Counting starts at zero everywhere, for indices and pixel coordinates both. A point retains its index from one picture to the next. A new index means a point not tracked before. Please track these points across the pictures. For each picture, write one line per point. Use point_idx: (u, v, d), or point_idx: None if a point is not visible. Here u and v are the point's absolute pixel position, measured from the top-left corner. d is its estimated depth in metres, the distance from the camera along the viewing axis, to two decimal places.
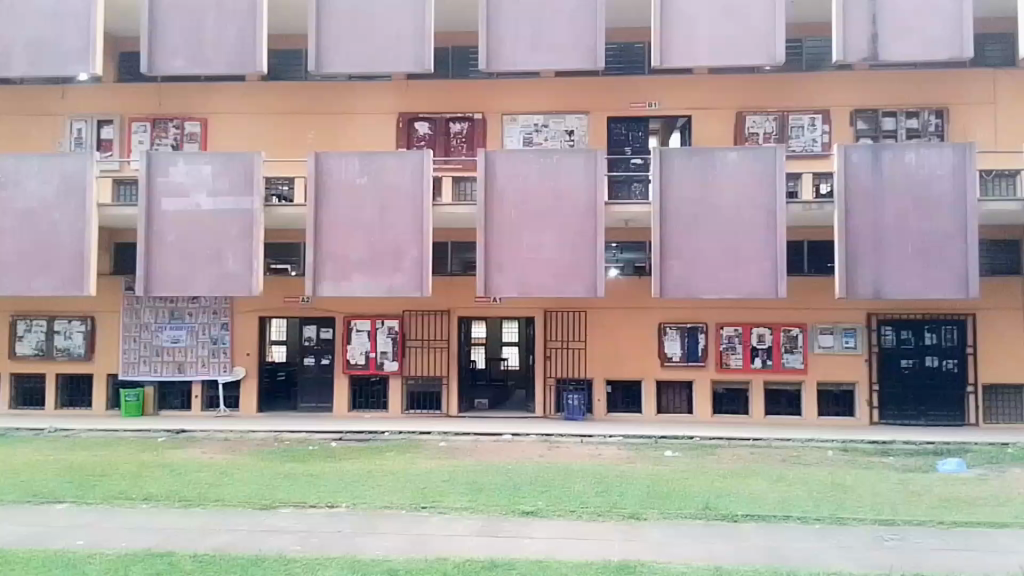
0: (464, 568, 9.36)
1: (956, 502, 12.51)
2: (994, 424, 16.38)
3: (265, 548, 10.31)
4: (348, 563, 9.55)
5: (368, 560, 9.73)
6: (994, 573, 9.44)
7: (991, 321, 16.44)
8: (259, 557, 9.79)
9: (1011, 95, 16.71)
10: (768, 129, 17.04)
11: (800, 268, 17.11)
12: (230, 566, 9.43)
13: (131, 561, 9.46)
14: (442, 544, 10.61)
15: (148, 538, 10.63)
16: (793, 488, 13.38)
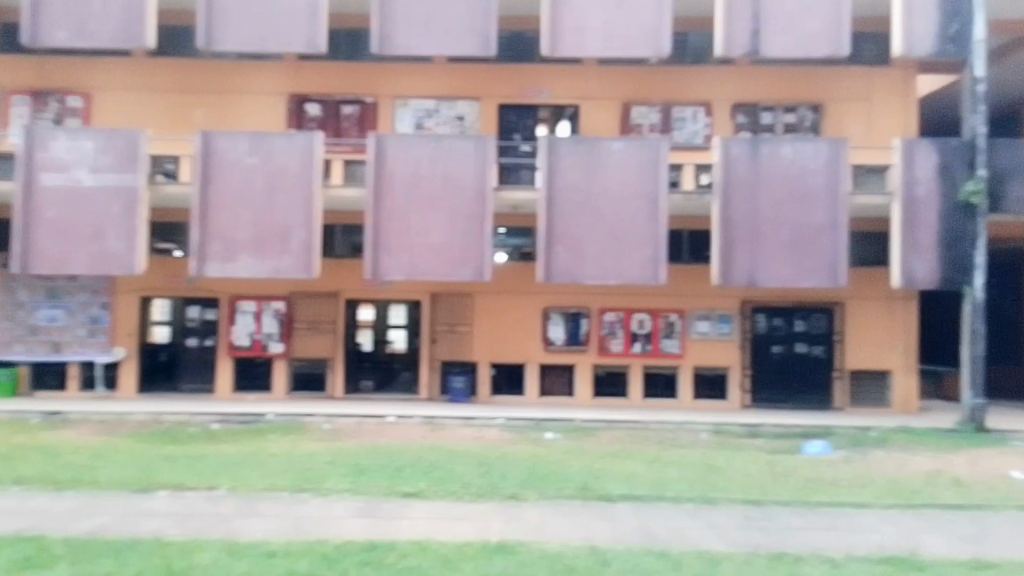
0: (342, 550, 8.88)
1: (821, 483, 12.58)
2: (859, 407, 17.26)
3: (139, 532, 9.69)
4: (225, 546, 9.03)
5: (247, 542, 9.22)
6: (854, 552, 9.53)
7: (859, 309, 17.21)
8: (134, 540, 9.27)
9: (884, 92, 17.25)
10: (652, 121, 17.49)
11: (679, 256, 17.67)
12: (102, 549, 8.89)
13: (1, 546, 8.88)
14: (321, 526, 10.04)
15: (20, 520, 10.07)
16: (667, 469, 13.35)
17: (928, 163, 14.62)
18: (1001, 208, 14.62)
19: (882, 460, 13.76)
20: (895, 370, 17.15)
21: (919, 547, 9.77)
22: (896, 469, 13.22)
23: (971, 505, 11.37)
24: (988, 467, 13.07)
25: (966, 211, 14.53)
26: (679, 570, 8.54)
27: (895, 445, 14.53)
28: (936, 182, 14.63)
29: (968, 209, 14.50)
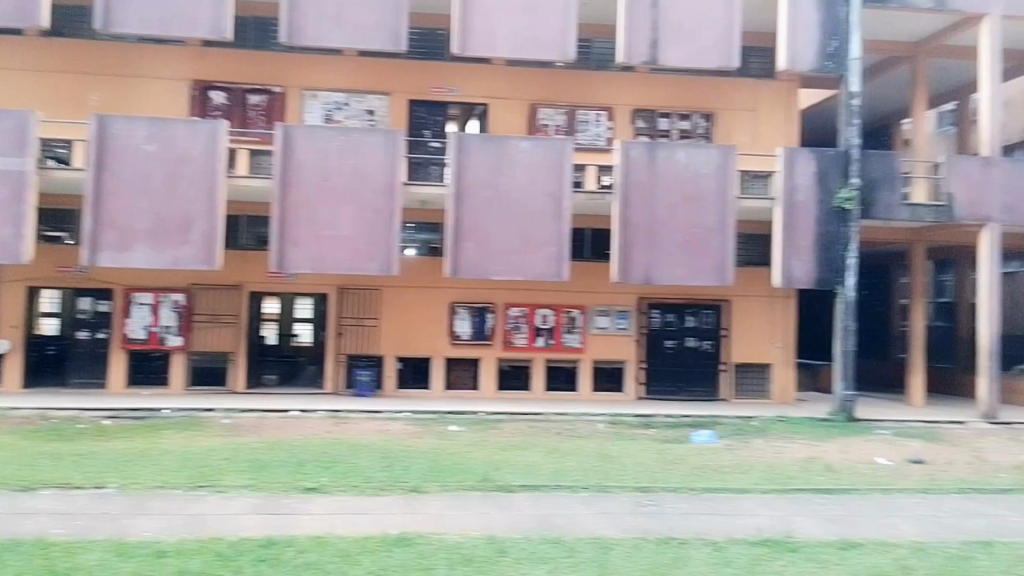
0: (238, 548, 8.92)
1: (708, 471, 13.47)
2: (744, 398, 18.45)
3: (19, 533, 9.38)
4: (112, 546, 8.90)
5: (135, 542, 9.10)
6: (732, 535, 10.33)
7: (744, 306, 18.39)
8: (14, 542, 8.98)
9: (770, 104, 18.43)
10: (558, 122, 18.09)
11: (581, 254, 18.39)
12: None
13: None
14: (217, 523, 9.97)
15: None
16: (565, 460, 13.93)
17: (808, 171, 15.58)
18: (871, 214, 15.61)
19: (762, 448, 14.79)
20: (774, 363, 18.42)
21: (793, 530, 10.68)
22: (774, 457, 14.27)
23: (836, 489, 12.49)
24: (855, 453, 14.32)
25: (840, 216, 15.53)
26: (573, 557, 9.07)
27: (774, 434, 15.62)
28: (814, 188, 15.59)
29: (843, 215, 15.50)
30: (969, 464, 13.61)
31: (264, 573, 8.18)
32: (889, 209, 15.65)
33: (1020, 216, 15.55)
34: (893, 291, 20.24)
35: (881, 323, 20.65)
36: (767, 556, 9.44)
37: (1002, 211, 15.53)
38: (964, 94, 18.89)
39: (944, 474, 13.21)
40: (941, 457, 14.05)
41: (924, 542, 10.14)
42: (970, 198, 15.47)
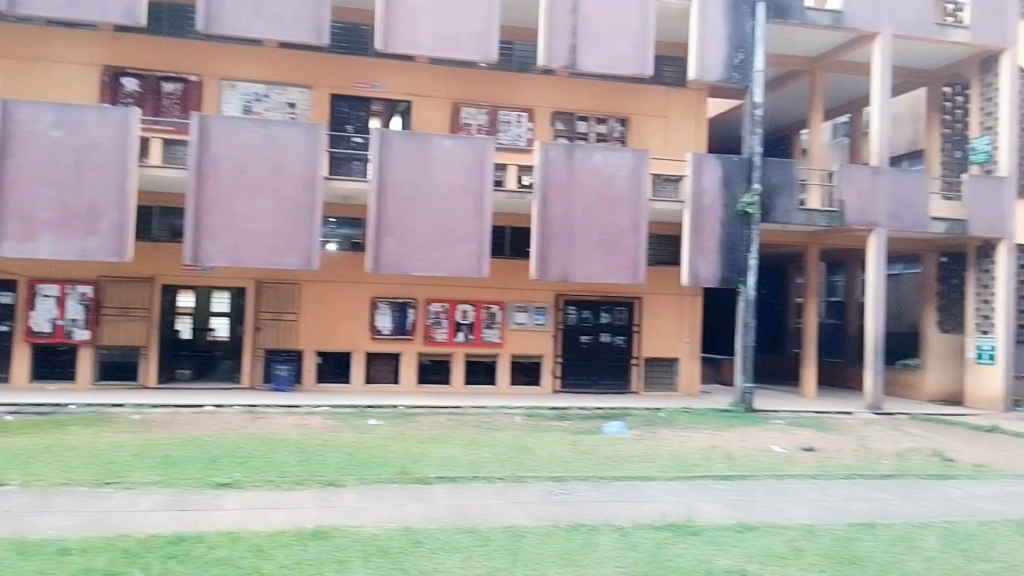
0: (147, 544, 8.92)
1: (617, 460, 14.12)
2: (653, 390, 19.28)
3: None
4: (12, 545, 8.74)
5: (37, 540, 8.94)
6: (638, 521, 10.93)
7: (655, 304, 19.18)
8: None
9: (682, 110, 19.22)
10: (480, 122, 18.42)
11: (501, 251, 18.79)
12: None
13: None
14: (124, 520, 9.89)
15: None
16: (481, 451, 14.33)
17: (714, 177, 16.41)
18: (770, 218, 16.59)
19: (669, 439, 15.54)
20: (683, 358, 19.29)
21: (694, 514, 11.37)
22: (679, 446, 15.02)
23: (734, 476, 13.34)
24: (754, 442, 15.23)
25: (743, 219, 16.43)
26: (486, 545, 9.45)
27: (680, 424, 16.43)
28: (719, 193, 16.42)
29: (745, 218, 16.41)
30: (855, 452, 14.69)
31: (176, 568, 8.23)
32: (787, 213, 16.64)
33: (904, 222, 16.80)
34: (790, 291, 21.45)
35: (779, 320, 21.86)
36: (671, 539, 10.06)
37: (888, 217, 16.73)
38: (857, 107, 20.19)
39: (834, 461, 14.23)
40: (832, 445, 15.10)
41: (813, 523, 10.97)
42: (860, 206, 16.62)
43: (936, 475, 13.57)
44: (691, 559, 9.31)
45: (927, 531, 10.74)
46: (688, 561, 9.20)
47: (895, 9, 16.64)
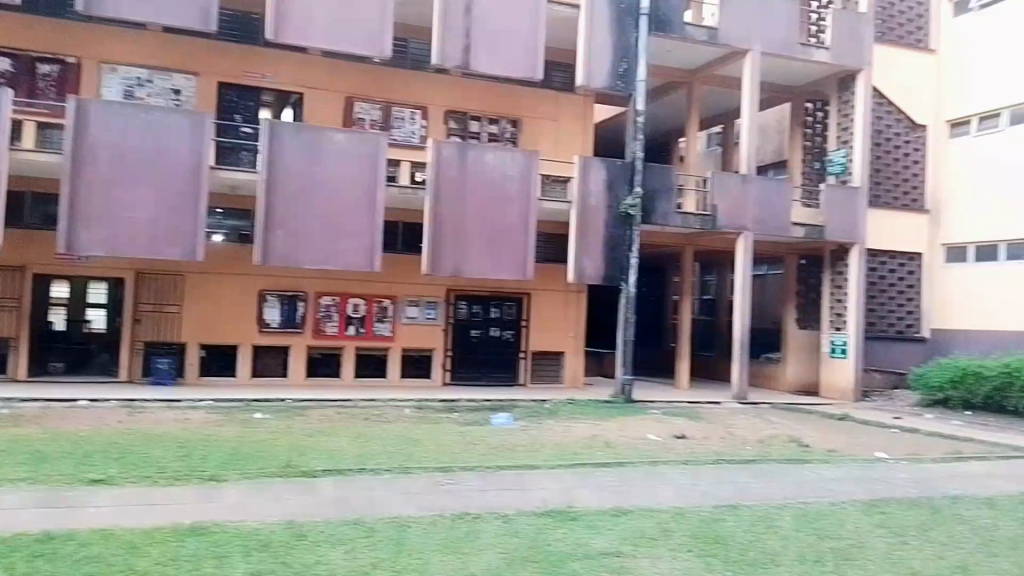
0: (13, 544, 8.63)
1: (502, 451, 14.64)
2: (540, 383, 19.96)
3: None
4: None
5: None
6: (520, 508, 11.42)
7: (542, 299, 19.86)
8: None
9: (571, 114, 19.95)
10: (373, 117, 18.52)
11: (393, 246, 18.99)
12: None
13: None
14: None
15: None
16: (370, 444, 14.51)
17: (600, 179, 17.20)
18: (650, 220, 17.52)
19: (552, 429, 16.19)
20: (568, 352, 20.08)
21: (574, 501, 11.97)
22: (562, 436, 15.68)
23: (610, 463, 14.14)
24: (632, 431, 16.10)
25: (625, 221, 17.29)
26: (371, 537, 9.68)
27: (564, 415, 17.13)
28: (604, 195, 17.23)
29: (627, 220, 17.28)
30: (723, 439, 15.80)
31: (45, 568, 8.03)
32: (665, 216, 17.64)
33: (769, 227, 18.15)
34: (666, 289, 22.66)
35: (657, 317, 23.03)
36: (551, 525, 10.59)
37: (755, 222, 18.03)
38: (729, 118, 21.55)
39: (703, 448, 15.26)
40: (702, 433, 16.18)
41: (683, 507, 11.78)
42: (730, 210, 17.83)
43: (793, 460, 14.81)
44: (569, 543, 9.84)
45: (783, 512, 11.75)
46: (566, 545, 9.72)
47: (765, 29, 17.93)
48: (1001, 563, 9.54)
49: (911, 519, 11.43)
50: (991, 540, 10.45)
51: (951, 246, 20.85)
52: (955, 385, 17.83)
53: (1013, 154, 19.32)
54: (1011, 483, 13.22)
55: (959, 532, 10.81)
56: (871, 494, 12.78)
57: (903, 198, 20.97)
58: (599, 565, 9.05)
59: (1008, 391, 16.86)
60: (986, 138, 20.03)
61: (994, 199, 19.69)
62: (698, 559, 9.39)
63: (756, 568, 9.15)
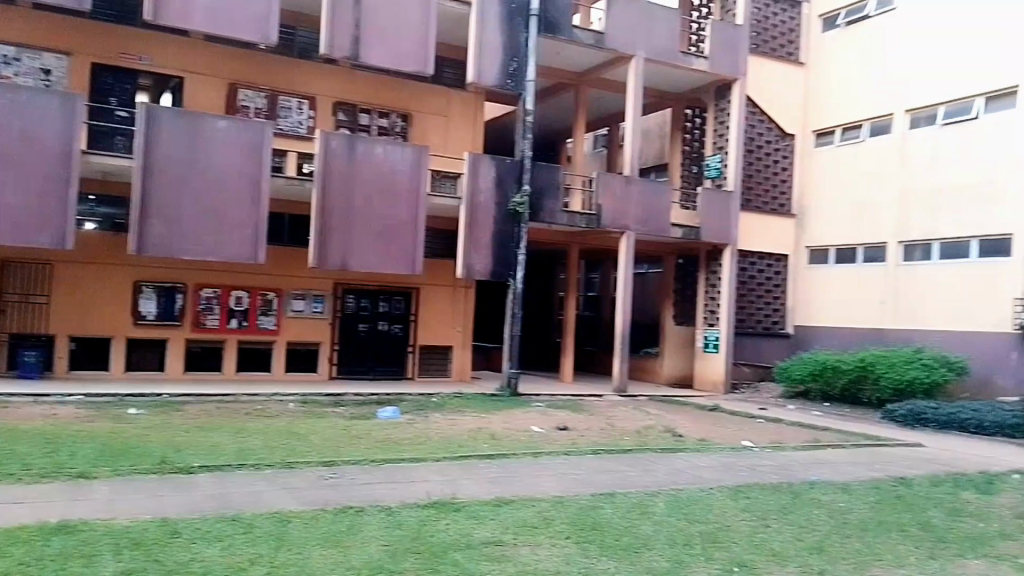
0: None
1: (387, 444, 14.73)
2: (428, 377, 20.10)
3: None
4: None
5: None
6: (404, 500, 11.56)
7: (430, 294, 20.01)
8: None
9: (461, 111, 20.11)
10: (258, 105, 18.10)
11: (277, 238, 18.66)
12: None
13: None
14: None
15: None
16: (251, 439, 14.29)
17: (489, 176, 17.43)
18: (538, 218, 17.93)
19: (438, 422, 16.38)
20: (456, 346, 20.32)
21: (457, 492, 12.19)
22: (448, 429, 15.88)
23: (492, 455, 14.49)
24: (515, 424, 16.49)
25: (514, 218, 17.64)
26: (249, 533, 9.54)
27: (450, 408, 17.35)
28: (493, 192, 17.49)
29: (515, 217, 17.62)
30: (603, 430, 16.40)
31: None
32: (552, 214, 18.08)
33: (650, 227, 18.91)
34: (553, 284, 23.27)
35: (544, 311, 23.59)
36: (434, 517, 10.75)
37: (637, 222, 18.75)
38: (613, 121, 22.32)
39: (584, 439, 15.80)
40: (582, 424, 16.75)
41: (562, 496, 12.20)
42: (613, 210, 18.47)
43: (667, 449, 15.57)
44: (451, 534, 10.03)
45: (658, 499, 12.34)
46: (448, 536, 9.91)
47: (648, 36, 18.63)
48: (852, 543, 10.34)
49: (772, 503, 12.26)
50: (845, 523, 11.29)
51: (813, 249, 22.33)
52: (814, 378, 19.10)
53: (871, 163, 20.86)
54: (863, 468, 14.33)
55: (816, 515, 11.63)
56: (738, 481, 13.61)
57: (772, 202, 22.29)
58: (480, 554, 9.26)
59: (862, 384, 18.28)
60: (848, 147, 21.52)
61: (854, 205, 21.22)
62: (576, 546, 9.75)
63: (629, 552, 9.59)
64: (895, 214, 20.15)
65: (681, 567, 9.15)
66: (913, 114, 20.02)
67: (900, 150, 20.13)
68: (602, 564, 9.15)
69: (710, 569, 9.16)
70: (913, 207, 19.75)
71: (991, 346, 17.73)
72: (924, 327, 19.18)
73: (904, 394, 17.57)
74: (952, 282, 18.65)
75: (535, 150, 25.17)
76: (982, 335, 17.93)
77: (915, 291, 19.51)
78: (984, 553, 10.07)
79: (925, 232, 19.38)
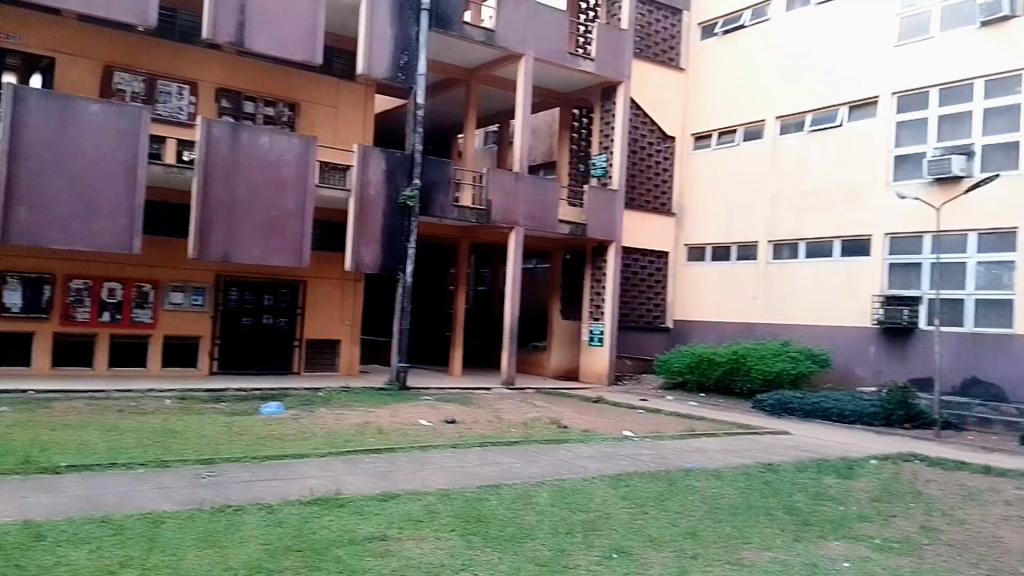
0: None
1: (269, 440, 14.43)
2: (313, 371, 19.80)
3: None
4: None
5: None
6: (287, 497, 11.33)
7: (318, 287, 19.72)
8: None
9: (350, 102, 19.92)
10: (135, 89, 17.33)
11: (155, 228, 17.93)
12: None
13: None
14: None
15: None
16: (124, 437, 13.68)
17: (379, 168, 17.32)
18: (427, 212, 17.98)
19: (323, 417, 16.16)
20: (344, 340, 20.14)
21: (341, 487, 12.08)
22: (333, 424, 15.69)
23: (379, 449, 14.44)
24: (403, 418, 16.48)
25: (404, 212, 17.60)
26: (119, 535, 9.04)
27: (336, 402, 17.17)
28: (382, 184, 17.39)
29: (405, 210, 17.60)
30: (490, 423, 16.61)
31: None
32: (442, 208, 18.20)
33: (538, 223, 19.29)
34: (444, 279, 23.36)
35: (434, 305, 23.62)
36: (316, 513, 10.52)
37: (525, 218, 19.09)
38: (503, 119, 22.63)
39: (471, 432, 15.95)
40: (469, 417, 16.93)
41: (448, 489, 12.26)
42: (503, 206, 18.71)
43: (551, 440, 15.93)
44: (333, 530, 9.76)
45: (542, 489, 12.59)
46: (331, 532, 9.63)
47: (537, 36, 18.99)
48: (723, 527, 10.81)
49: (649, 491, 12.76)
50: (716, 507, 11.88)
51: (692, 247, 23.35)
52: (691, 369, 20.03)
53: (745, 166, 21.96)
54: (733, 455, 15.11)
55: (689, 501, 12.18)
56: (617, 469, 14.10)
57: (654, 201, 23.14)
58: (363, 549, 8.99)
59: (733, 375, 19.30)
60: (723, 151, 22.60)
61: (729, 205, 22.30)
62: (460, 538, 9.69)
63: (512, 542, 9.63)
64: (767, 214, 21.29)
65: (563, 555, 9.25)
66: (783, 121, 21.27)
67: (772, 155, 21.30)
68: (486, 555, 9.10)
69: (590, 556, 9.31)
70: (783, 208, 20.93)
71: (851, 340, 19.02)
72: (790, 322, 20.40)
73: (771, 384, 18.65)
74: (818, 279, 19.88)
75: (426, 144, 25.19)
76: (842, 329, 19.21)
77: (784, 288, 20.68)
78: (843, 534, 10.65)
79: (793, 232, 20.56)
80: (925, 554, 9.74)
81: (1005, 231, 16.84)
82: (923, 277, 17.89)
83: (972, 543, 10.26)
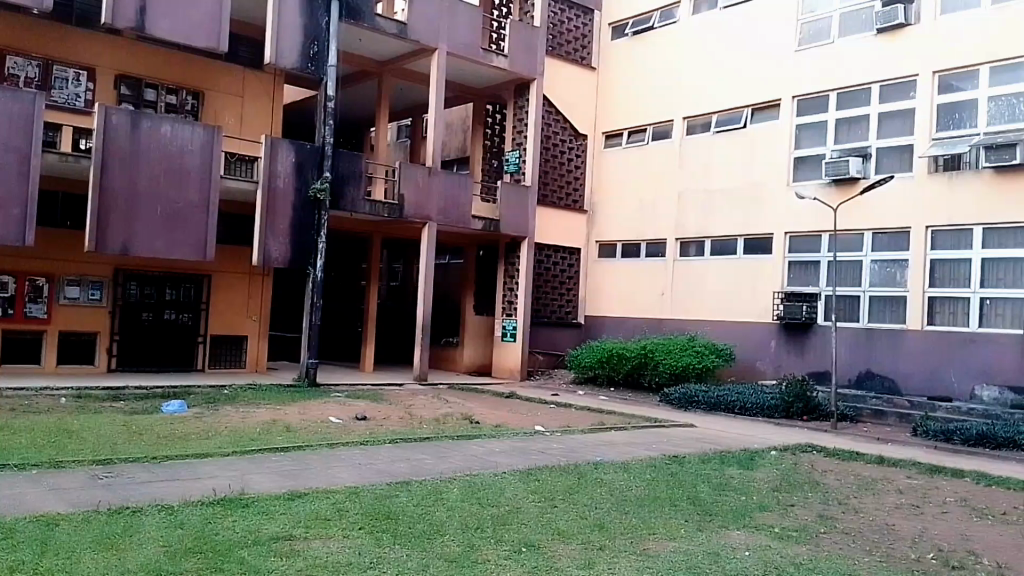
0: None
1: (172, 439, 14.00)
2: (218, 368, 19.31)
3: None
4: None
5: None
6: (188, 496, 11.01)
7: (223, 282, 19.25)
8: None
9: (256, 92, 19.51)
10: (29, 74, 16.53)
11: (50, 218, 17.22)
12: None
13: None
14: None
15: None
16: (14, 437, 13.04)
17: (287, 161, 16.98)
18: (338, 206, 17.73)
19: (229, 415, 15.75)
20: (251, 336, 19.75)
21: (245, 486, 11.75)
22: (240, 422, 15.34)
23: (286, 446, 14.15)
24: (313, 415, 16.20)
25: (314, 206, 17.34)
26: (8, 539, 8.53)
27: (242, 400, 16.77)
28: (292, 177, 17.07)
29: (315, 204, 17.35)
30: (401, 419, 16.50)
31: None
32: (353, 202, 17.96)
33: (452, 217, 19.31)
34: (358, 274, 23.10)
35: (347, 301, 23.37)
36: (219, 513, 10.17)
37: (438, 213, 19.07)
38: (417, 113, 22.54)
39: (381, 429, 15.81)
40: (380, 413, 16.79)
41: (357, 486, 12.07)
42: (413, 200, 18.63)
43: (462, 435, 15.93)
44: (236, 531, 9.41)
45: (452, 485, 12.55)
46: (234, 533, 9.28)
47: (449, 30, 18.96)
48: (629, 519, 10.94)
49: (558, 484, 12.86)
50: (623, 499, 12.06)
51: (604, 244, 23.70)
52: (603, 364, 20.32)
53: (657, 163, 22.34)
54: (641, 448, 15.36)
55: (597, 493, 12.34)
56: (529, 463, 14.20)
57: (567, 198, 23.37)
58: (268, 549, 8.69)
59: (642, 369, 19.67)
60: (634, 150, 22.96)
61: (639, 202, 22.68)
62: (368, 536, 9.51)
63: (421, 539, 9.51)
64: (676, 212, 21.73)
65: (472, 551, 9.18)
66: (689, 121, 21.76)
67: (681, 153, 21.75)
68: (394, 552, 8.94)
69: (499, 551, 9.24)
70: (689, 206, 21.41)
71: (754, 336, 19.63)
72: (697, 318, 20.91)
73: (678, 379, 19.11)
74: (723, 276, 20.41)
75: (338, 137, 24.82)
76: (747, 324, 19.78)
77: (691, 284, 21.15)
78: (744, 524, 10.91)
79: (699, 230, 21.07)
80: (821, 542, 9.98)
81: (898, 231, 17.63)
82: (821, 274, 18.59)
83: (867, 530, 10.56)
